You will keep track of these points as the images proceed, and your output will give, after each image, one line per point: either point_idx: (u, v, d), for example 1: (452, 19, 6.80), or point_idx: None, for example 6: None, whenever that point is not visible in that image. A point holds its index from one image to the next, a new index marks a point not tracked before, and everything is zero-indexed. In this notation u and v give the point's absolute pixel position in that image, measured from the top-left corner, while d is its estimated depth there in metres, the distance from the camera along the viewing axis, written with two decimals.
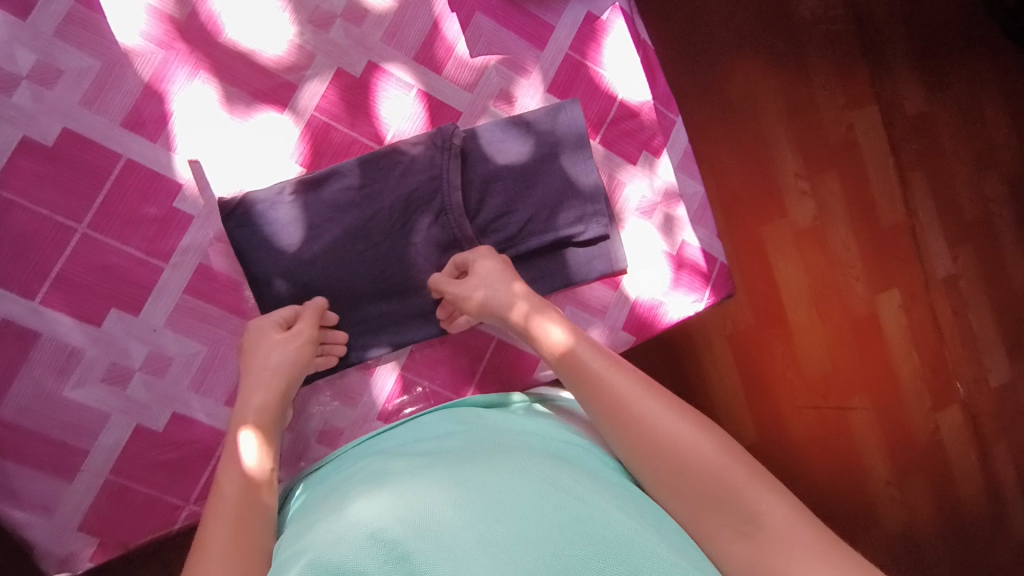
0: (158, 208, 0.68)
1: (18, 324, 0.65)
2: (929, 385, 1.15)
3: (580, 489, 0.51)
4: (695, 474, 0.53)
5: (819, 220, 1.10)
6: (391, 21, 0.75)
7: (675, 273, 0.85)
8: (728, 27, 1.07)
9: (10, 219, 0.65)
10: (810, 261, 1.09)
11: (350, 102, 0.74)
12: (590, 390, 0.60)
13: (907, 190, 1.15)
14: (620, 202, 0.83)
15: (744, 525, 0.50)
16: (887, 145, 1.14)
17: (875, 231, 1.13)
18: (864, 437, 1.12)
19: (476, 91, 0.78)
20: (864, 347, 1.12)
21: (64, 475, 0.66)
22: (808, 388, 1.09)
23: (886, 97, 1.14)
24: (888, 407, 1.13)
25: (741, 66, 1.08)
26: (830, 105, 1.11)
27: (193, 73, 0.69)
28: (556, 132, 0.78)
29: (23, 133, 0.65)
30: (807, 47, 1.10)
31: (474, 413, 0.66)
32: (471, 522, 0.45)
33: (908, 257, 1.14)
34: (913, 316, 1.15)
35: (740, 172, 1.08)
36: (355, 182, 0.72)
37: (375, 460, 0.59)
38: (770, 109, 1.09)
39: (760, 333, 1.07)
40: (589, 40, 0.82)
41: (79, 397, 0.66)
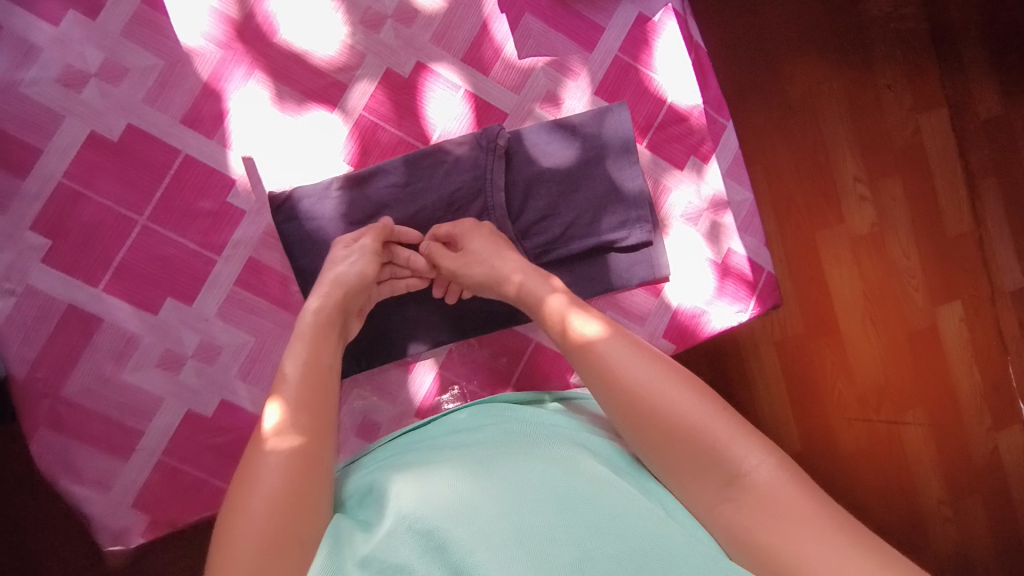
0: (212, 202, 0.71)
1: (81, 309, 0.68)
2: (989, 403, 1.10)
3: (613, 479, 0.51)
4: (685, 435, 0.51)
5: (878, 226, 1.05)
6: (441, 22, 0.76)
7: (720, 282, 0.83)
8: (787, 24, 1.03)
9: (77, 209, 0.68)
10: (866, 267, 1.05)
11: (398, 102, 0.75)
12: (598, 368, 0.56)
13: (976, 198, 1.09)
14: (665, 208, 0.82)
15: (729, 487, 0.49)
16: (956, 150, 1.09)
17: (939, 241, 1.08)
18: (919, 453, 1.07)
19: (523, 93, 0.78)
20: (920, 361, 1.07)
21: (120, 454, 0.69)
22: (860, 400, 1.05)
23: (959, 100, 1.08)
24: (944, 422, 1.08)
25: (801, 64, 1.04)
26: (896, 107, 1.07)
27: (249, 73, 0.71)
28: (604, 136, 0.78)
29: (90, 127, 0.68)
30: (874, 45, 1.06)
31: (499, 405, 0.66)
32: (507, 518, 0.46)
33: (974, 268, 1.09)
34: (976, 329, 1.10)
35: (796, 174, 1.04)
36: (401, 181, 0.74)
37: (400, 452, 0.60)
38: (830, 109, 1.05)
39: (810, 341, 1.04)
40: (639, 42, 0.81)
41: (135, 381, 0.70)
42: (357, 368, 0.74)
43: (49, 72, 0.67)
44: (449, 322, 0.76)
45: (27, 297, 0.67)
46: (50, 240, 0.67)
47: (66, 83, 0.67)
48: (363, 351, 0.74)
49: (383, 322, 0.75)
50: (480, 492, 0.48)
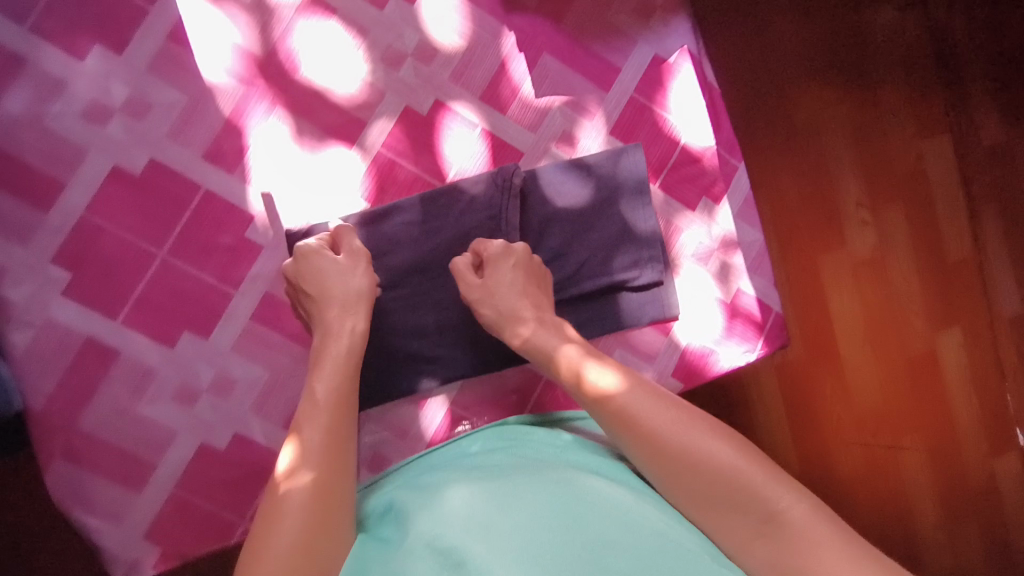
0: (231, 237, 0.71)
1: (100, 341, 0.69)
2: (987, 430, 1.12)
3: (619, 495, 0.52)
4: (717, 477, 0.52)
5: (880, 251, 1.06)
6: (460, 60, 0.77)
7: (729, 322, 0.84)
8: (796, 52, 1.04)
9: (97, 242, 0.69)
10: (867, 294, 1.06)
11: (415, 140, 0.76)
12: (627, 425, 0.56)
13: (977, 224, 1.12)
14: (676, 247, 0.83)
15: (764, 524, 0.50)
16: (959, 176, 1.11)
17: (941, 268, 1.10)
18: (916, 480, 1.09)
19: (539, 132, 0.79)
20: (921, 386, 1.08)
21: (134, 485, 0.70)
22: (859, 423, 1.06)
23: (962, 129, 1.11)
24: (942, 448, 1.10)
25: (809, 92, 1.05)
26: (901, 136, 1.08)
27: (270, 109, 0.72)
28: (618, 178, 0.78)
29: (113, 162, 0.69)
30: (881, 72, 1.07)
31: (517, 429, 0.67)
32: (515, 531, 0.48)
33: (975, 293, 1.11)
34: (975, 354, 1.11)
35: (801, 201, 1.05)
36: (417, 220, 0.74)
37: (423, 474, 0.62)
38: (837, 136, 1.06)
39: (812, 368, 1.04)
40: (654, 83, 0.81)
41: (151, 413, 0.70)
42: (370, 403, 0.75)
43: (73, 106, 0.68)
44: (460, 359, 0.76)
45: (46, 329, 0.68)
46: (71, 273, 0.68)
47: (89, 117, 0.68)
48: (375, 385, 0.75)
49: (395, 357, 0.75)
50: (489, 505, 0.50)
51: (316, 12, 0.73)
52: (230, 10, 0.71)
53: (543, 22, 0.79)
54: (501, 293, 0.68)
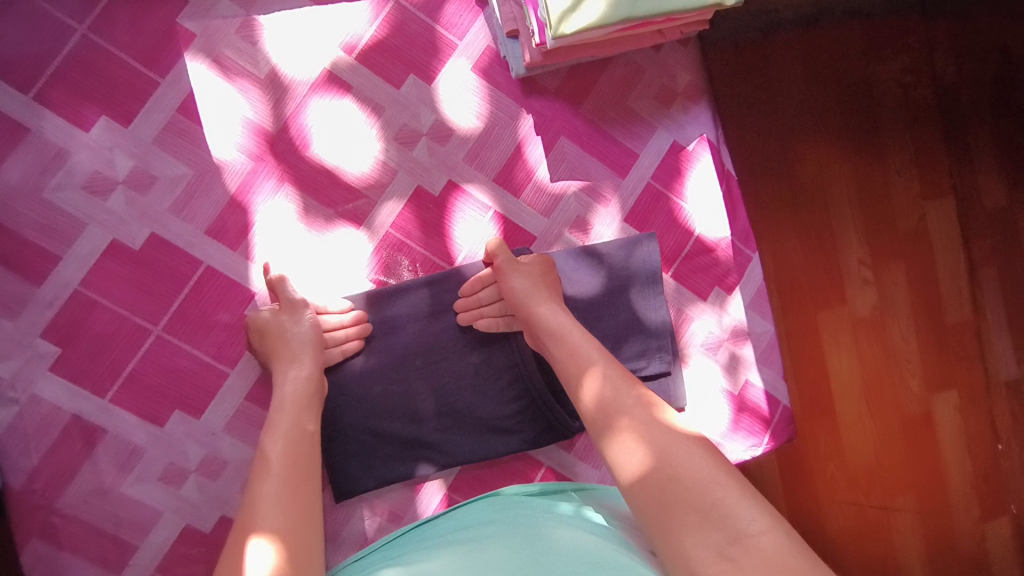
0: (230, 315, 0.69)
1: (86, 419, 0.66)
2: (979, 495, 1.10)
3: (583, 555, 0.53)
4: (687, 488, 0.52)
5: (880, 310, 1.05)
6: (475, 142, 0.75)
7: (736, 415, 0.82)
8: (803, 109, 1.03)
9: (90, 317, 0.66)
10: (865, 353, 1.05)
11: (425, 220, 0.74)
12: (617, 432, 0.58)
13: (977, 286, 1.10)
14: (685, 336, 0.81)
15: (728, 546, 0.48)
16: (960, 238, 1.09)
17: (940, 328, 1.09)
18: (908, 546, 1.07)
19: (552, 217, 0.77)
20: (915, 448, 1.07)
21: (112, 568, 0.67)
22: (851, 482, 1.04)
23: (965, 190, 1.09)
24: (934, 511, 1.08)
25: (814, 148, 1.04)
26: (904, 194, 1.07)
27: (278, 186, 0.70)
28: (630, 267, 0.77)
29: (112, 235, 0.66)
30: (886, 130, 1.07)
31: (511, 501, 0.66)
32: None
33: (971, 357, 1.10)
34: (969, 421, 1.10)
35: (802, 256, 1.03)
36: (425, 306, 0.73)
37: (406, 552, 0.60)
38: (841, 193, 1.05)
39: (807, 424, 1.03)
40: (672, 171, 0.80)
41: (135, 493, 0.68)
42: (363, 490, 0.72)
43: (74, 177, 0.66)
44: (460, 446, 0.74)
45: (30, 405, 0.65)
46: (61, 348, 0.66)
47: (91, 189, 0.66)
48: (371, 471, 0.72)
49: (393, 443, 0.73)
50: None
51: (330, 90, 0.71)
52: (243, 84, 0.69)
53: (562, 105, 0.77)
54: (521, 267, 0.70)
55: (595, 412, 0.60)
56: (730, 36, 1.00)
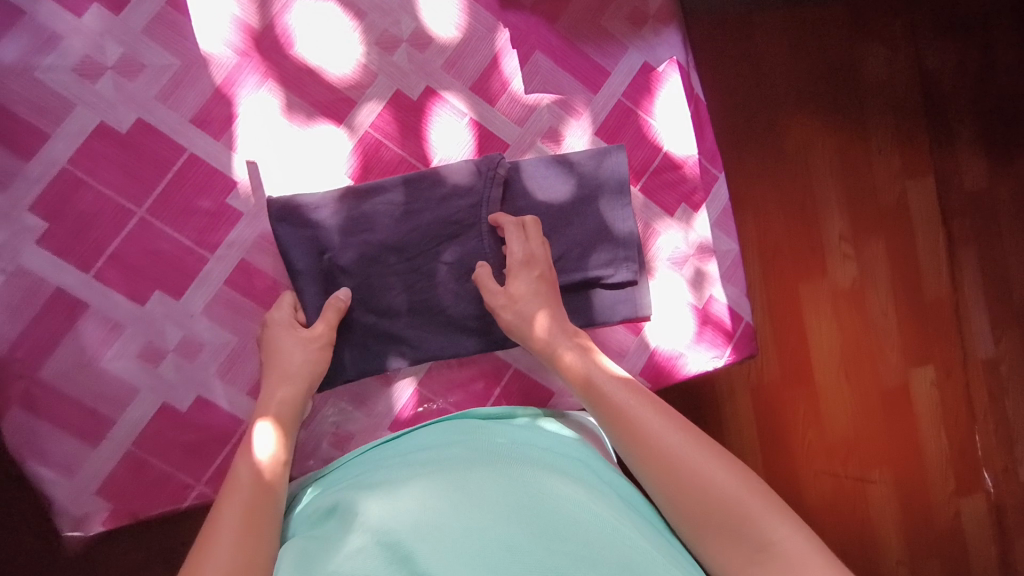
0: (211, 201, 0.72)
1: (70, 293, 0.69)
2: (956, 471, 1.24)
3: (571, 493, 0.55)
4: (714, 498, 0.56)
5: (860, 281, 1.18)
6: (453, 51, 0.78)
7: (699, 328, 0.85)
8: (788, 83, 1.15)
9: (77, 195, 0.69)
10: (845, 324, 1.18)
11: (404, 123, 0.77)
12: (632, 433, 0.62)
13: (956, 266, 1.23)
14: (652, 250, 0.84)
15: (756, 553, 0.54)
16: (941, 216, 1.22)
17: (920, 304, 1.21)
18: (881, 508, 1.21)
19: (526, 126, 0.80)
20: (894, 419, 1.21)
21: (91, 439, 0.70)
22: (829, 453, 1.18)
23: (948, 171, 1.22)
24: (908, 483, 1.22)
25: (797, 120, 1.16)
26: (887, 171, 1.19)
27: (262, 81, 0.73)
28: (599, 178, 0.80)
29: (100, 118, 0.70)
30: (870, 111, 1.18)
31: (471, 425, 0.67)
32: (469, 525, 0.49)
33: (952, 336, 1.23)
34: (947, 392, 1.23)
35: (780, 218, 1.16)
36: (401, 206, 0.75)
37: (374, 473, 0.60)
38: (823, 167, 1.17)
39: (786, 391, 1.16)
40: (642, 89, 0.84)
41: (114, 369, 0.71)
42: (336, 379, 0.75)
43: (66, 60, 0.69)
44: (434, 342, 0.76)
45: (16, 276, 0.68)
46: (47, 223, 0.69)
47: (81, 73, 0.69)
48: (350, 362, 0.75)
49: (366, 334, 0.75)
50: (447, 506, 0.51)
51: None
52: None
53: (538, 21, 0.81)
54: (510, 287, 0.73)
55: (607, 413, 0.65)
56: (718, 11, 1.13)
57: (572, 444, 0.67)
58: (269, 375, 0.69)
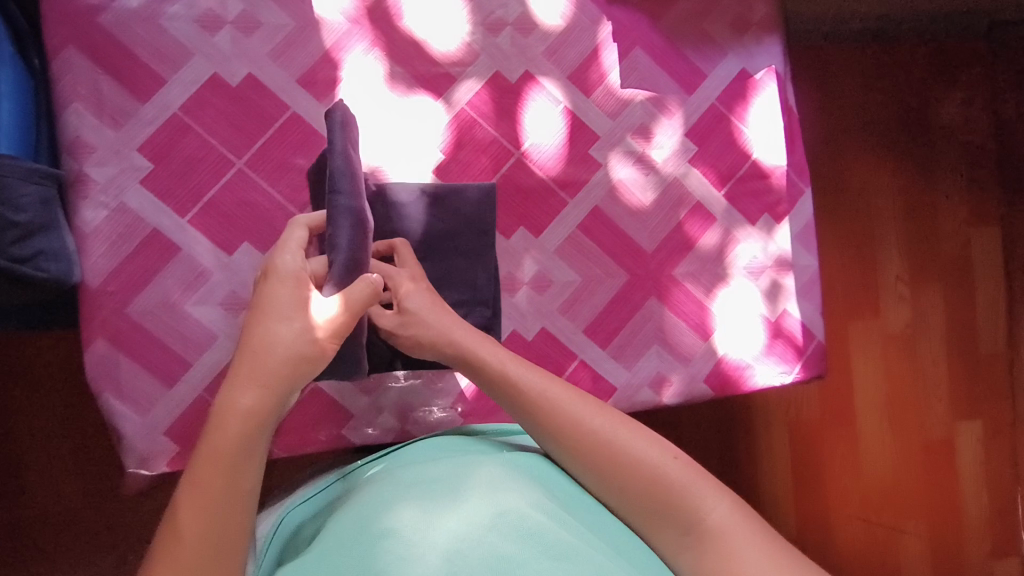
0: (307, 161, 0.74)
1: (165, 236, 0.71)
2: (992, 531, 1.26)
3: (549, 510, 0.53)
4: (645, 480, 0.57)
5: (912, 327, 1.22)
6: (555, 39, 0.79)
7: (770, 340, 0.84)
8: (862, 123, 1.21)
9: (183, 141, 0.71)
10: (894, 367, 1.22)
11: (499, 104, 0.78)
12: (563, 429, 0.60)
13: (1014, 322, 1.27)
14: (730, 257, 0.83)
15: (687, 534, 0.55)
16: (1002, 270, 1.27)
17: (971, 356, 1.26)
18: (912, 560, 1.21)
19: (618, 120, 0.80)
20: (934, 469, 1.23)
21: (167, 380, 0.71)
22: (863, 500, 1.20)
23: (1013, 225, 1.27)
24: (943, 538, 1.23)
25: (869, 159, 1.21)
26: (951, 219, 1.25)
27: (369, 49, 0.75)
28: (679, 190, 0.82)
29: (214, 69, 0.72)
30: (940, 158, 1.24)
31: (446, 439, 0.66)
32: (436, 544, 0.49)
33: (1001, 389, 1.27)
34: (990, 448, 1.26)
35: (840, 253, 1.20)
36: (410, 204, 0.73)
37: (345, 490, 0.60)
38: (889, 209, 1.22)
39: (825, 431, 1.19)
40: (737, 95, 0.83)
41: (197, 313, 0.72)
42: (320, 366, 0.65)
43: (189, 11, 0.71)
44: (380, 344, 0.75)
45: (118, 213, 0.70)
46: (153, 164, 0.71)
47: (202, 24, 0.71)
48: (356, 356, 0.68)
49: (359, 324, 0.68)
50: (402, 519, 0.51)
51: None
52: None
53: (640, 18, 0.82)
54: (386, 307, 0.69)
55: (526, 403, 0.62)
56: (803, 45, 1.18)
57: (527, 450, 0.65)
58: (243, 367, 0.54)
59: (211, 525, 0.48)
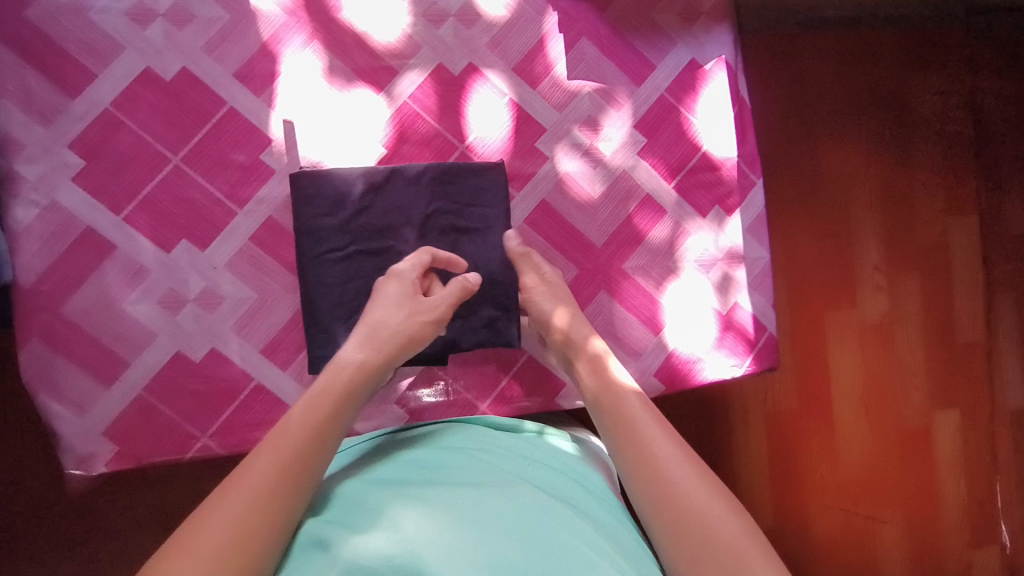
0: (245, 156, 0.73)
1: (100, 234, 0.70)
2: (972, 522, 1.21)
3: (581, 523, 0.55)
4: (695, 517, 0.54)
5: (889, 316, 1.17)
6: (500, 30, 0.78)
7: (721, 333, 0.83)
8: (836, 108, 1.15)
9: (117, 137, 0.70)
10: (870, 357, 1.16)
11: (443, 98, 0.77)
12: (635, 442, 0.61)
13: (992, 312, 1.21)
14: (681, 249, 0.83)
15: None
16: (982, 260, 1.20)
17: (950, 347, 1.20)
18: (890, 551, 1.17)
19: (565, 112, 0.79)
20: (912, 460, 1.18)
21: (104, 380, 0.71)
22: (841, 490, 1.16)
23: (993, 214, 1.20)
24: (921, 529, 1.19)
25: (843, 147, 1.16)
26: (928, 207, 1.18)
27: (307, 42, 0.74)
28: (627, 183, 0.81)
29: (146, 63, 0.70)
30: (916, 145, 1.18)
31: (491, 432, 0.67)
32: (484, 536, 0.50)
33: (980, 380, 1.21)
34: (969, 439, 1.21)
35: (811, 242, 1.15)
36: (365, 183, 0.73)
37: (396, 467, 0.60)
38: (862, 198, 1.16)
39: (801, 421, 1.14)
40: (686, 86, 0.82)
41: (134, 312, 0.71)
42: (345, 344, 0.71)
43: (120, 4, 0.70)
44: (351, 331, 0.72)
45: (50, 211, 0.69)
46: (85, 161, 0.70)
47: (133, 18, 0.70)
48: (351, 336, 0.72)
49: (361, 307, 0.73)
50: (465, 516, 0.51)
51: None
52: None
53: (587, 8, 0.81)
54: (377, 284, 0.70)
55: (610, 408, 0.65)
56: (771, 27, 1.12)
57: (568, 458, 0.67)
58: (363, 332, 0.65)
59: (273, 487, 0.51)
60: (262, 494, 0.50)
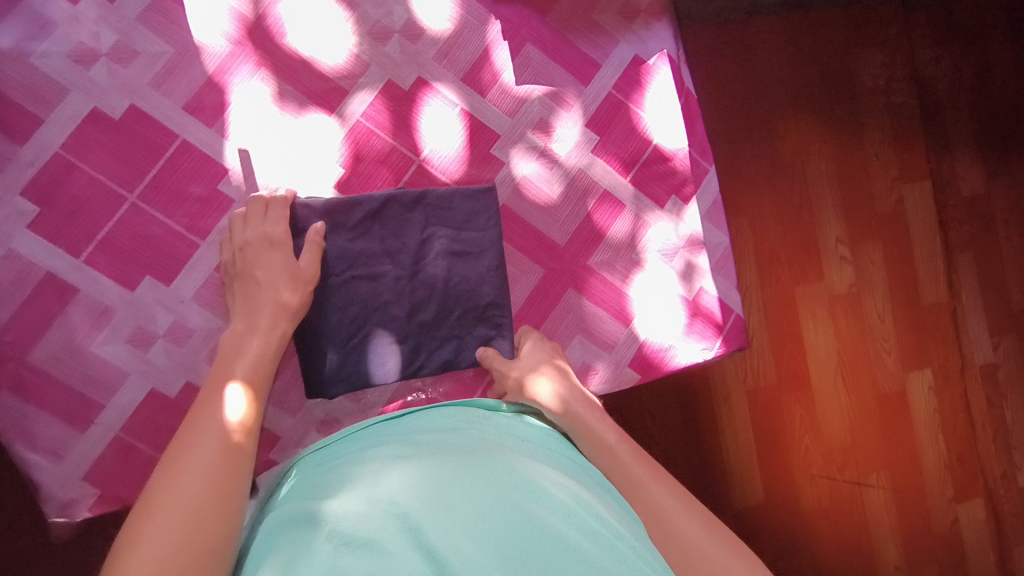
0: (202, 188, 0.73)
1: (61, 278, 0.70)
2: (953, 477, 1.25)
3: (576, 491, 0.52)
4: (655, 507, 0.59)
5: (856, 287, 1.20)
6: (445, 43, 0.79)
7: (689, 319, 0.86)
8: (787, 88, 1.17)
9: (69, 180, 0.70)
10: (842, 329, 1.19)
11: (396, 113, 0.78)
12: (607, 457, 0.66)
13: (952, 271, 1.25)
14: (643, 242, 0.85)
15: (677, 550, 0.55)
16: (938, 221, 1.24)
17: (916, 309, 1.23)
18: (878, 513, 1.21)
19: (516, 118, 0.81)
20: (890, 423, 1.22)
21: (79, 424, 0.70)
22: (826, 459, 1.19)
23: (943, 177, 1.24)
24: (906, 487, 1.22)
25: (796, 126, 1.17)
26: (883, 176, 1.22)
27: (254, 70, 0.74)
28: (585, 181, 0.83)
29: (93, 104, 0.70)
30: (866, 117, 1.21)
31: (470, 412, 0.64)
32: (481, 508, 0.46)
33: (948, 339, 1.25)
34: (944, 397, 1.25)
35: (776, 220, 1.17)
36: (365, 212, 0.72)
37: (374, 448, 0.57)
38: (819, 173, 1.19)
39: (782, 396, 1.17)
40: (633, 82, 0.85)
41: (103, 354, 0.71)
42: (343, 379, 0.72)
43: (60, 47, 0.70)
44: (345, 363, 0.72)
45: (8, 260, 0.69)
46: (39, 207, 0.69)
47: (74, 59, 0.70)
48: (351, 369, 0.72)
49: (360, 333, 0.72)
50: (459, 486, 0.48)
51: None
52: None
53: (529, 13, 0.82)
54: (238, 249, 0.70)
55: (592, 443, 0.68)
56: (717, 15, 1.13)
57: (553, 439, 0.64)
58: (254, 299, 0.67)
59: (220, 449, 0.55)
60: (215, 484, 0.52)
